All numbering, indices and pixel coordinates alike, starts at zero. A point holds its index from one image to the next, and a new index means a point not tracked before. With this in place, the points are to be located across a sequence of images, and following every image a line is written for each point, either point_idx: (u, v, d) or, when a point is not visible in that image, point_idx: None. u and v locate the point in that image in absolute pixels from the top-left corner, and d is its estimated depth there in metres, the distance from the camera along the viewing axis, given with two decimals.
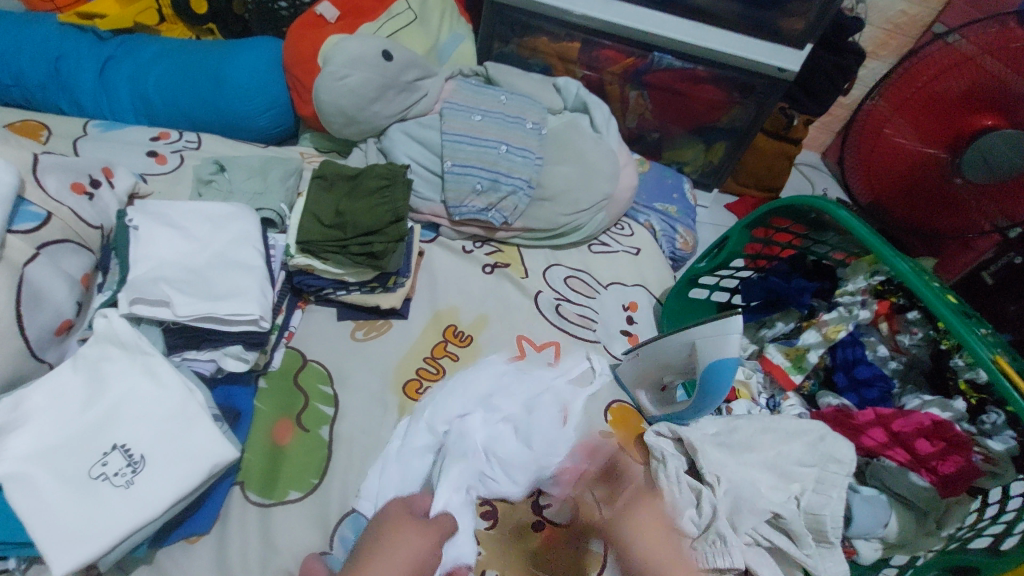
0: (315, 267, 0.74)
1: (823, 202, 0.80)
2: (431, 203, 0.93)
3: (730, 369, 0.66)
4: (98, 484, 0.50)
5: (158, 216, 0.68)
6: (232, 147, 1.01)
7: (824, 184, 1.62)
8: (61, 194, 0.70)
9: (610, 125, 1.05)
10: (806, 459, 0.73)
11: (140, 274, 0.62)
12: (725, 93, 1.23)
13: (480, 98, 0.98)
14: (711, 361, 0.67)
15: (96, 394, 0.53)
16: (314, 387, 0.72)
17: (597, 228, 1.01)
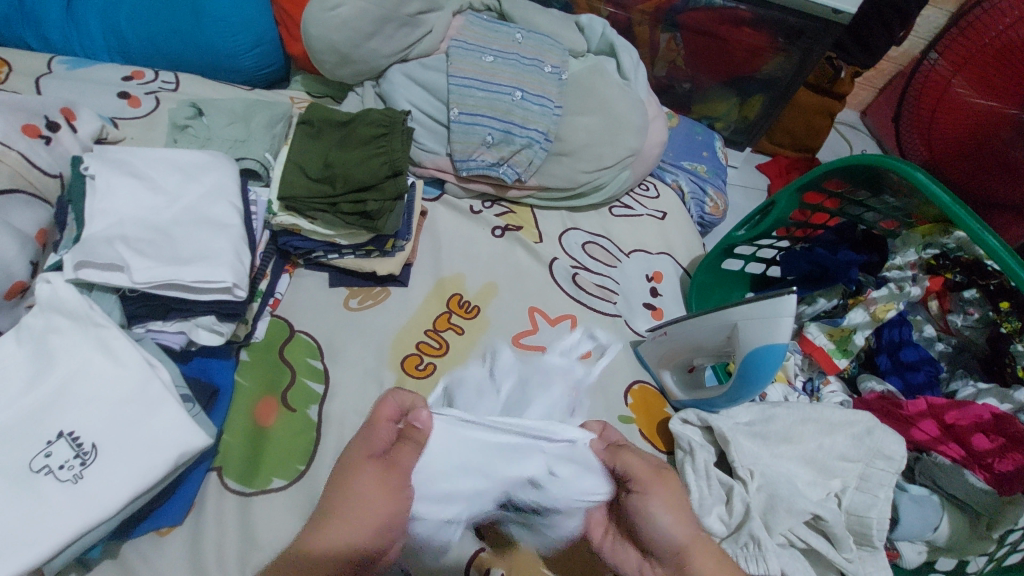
0: (302, 228, 0.66)
1: (895, 163, 0.68)
2: (436, 156, 0.83)
3: (777, 356, 0.58)
4: (40, 478, 0.43)
5: (118, 162, 0.58)
6: (213, 90, 0.90)
7: (863, 145, 1.48)
8: (9, 137, 0.61)
9: (639, 72, 0.93)
10: (850, 454, 0.65)
11: (94, 231, 0.53)
12: (769, 39, 1.09)
13: (493, 36, 0.86)
14: (755, 348, 0.59)
15: (41, 371, 0.46)
16: (302, 361, 0.64)
17: (621, 189, 0.91)
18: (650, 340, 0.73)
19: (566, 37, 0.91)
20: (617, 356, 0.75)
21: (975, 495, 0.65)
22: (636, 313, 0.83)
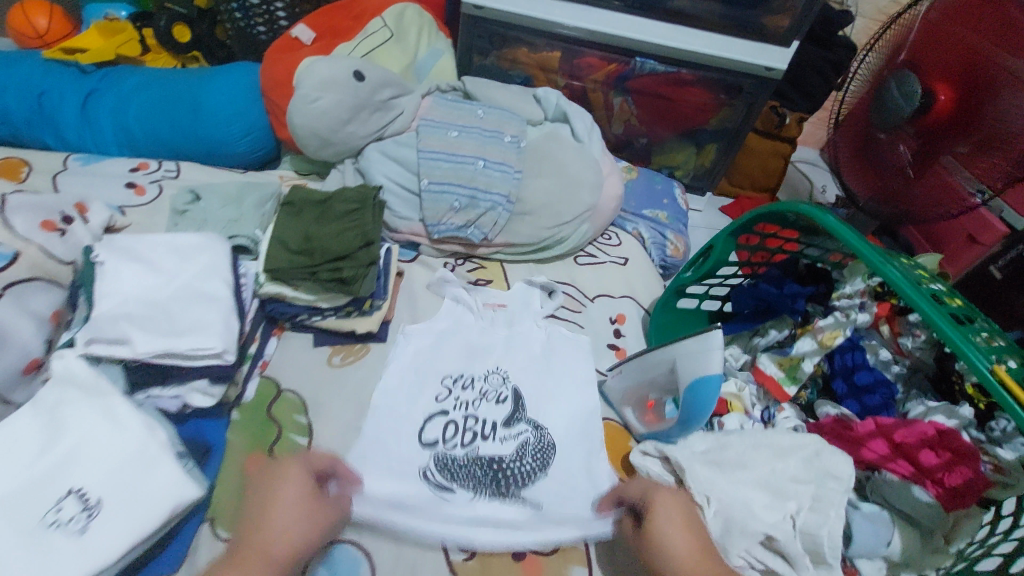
0: (286, 295, 0.73)
1: (807, 208, 0.75)
2: (410, 222, 0.91)
3: (714, 384, 0.64)
4: (51, 532, 0.48)
5: (124, 250, 0.67)
6: (211, 175, 0.99)
7: (823, 181, 1.61)
8: (30, 233, 0.70)
9: (592, 134, 1.03)
10: (801, 475, 0.70)
11: (103, 311, 0.61)
12: (713, 96, 1.20)
13: (457, 113, 0.97)
14: (694, 378, 0.66)
15: (55, 435, 0.52)
16: (288, 417, 0.70)
17: (582, 241, 0.98)
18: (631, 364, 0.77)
19: (524, 110, 1.02)
20: (575, 392, 0.80)
21: (923, 509, 0.68)
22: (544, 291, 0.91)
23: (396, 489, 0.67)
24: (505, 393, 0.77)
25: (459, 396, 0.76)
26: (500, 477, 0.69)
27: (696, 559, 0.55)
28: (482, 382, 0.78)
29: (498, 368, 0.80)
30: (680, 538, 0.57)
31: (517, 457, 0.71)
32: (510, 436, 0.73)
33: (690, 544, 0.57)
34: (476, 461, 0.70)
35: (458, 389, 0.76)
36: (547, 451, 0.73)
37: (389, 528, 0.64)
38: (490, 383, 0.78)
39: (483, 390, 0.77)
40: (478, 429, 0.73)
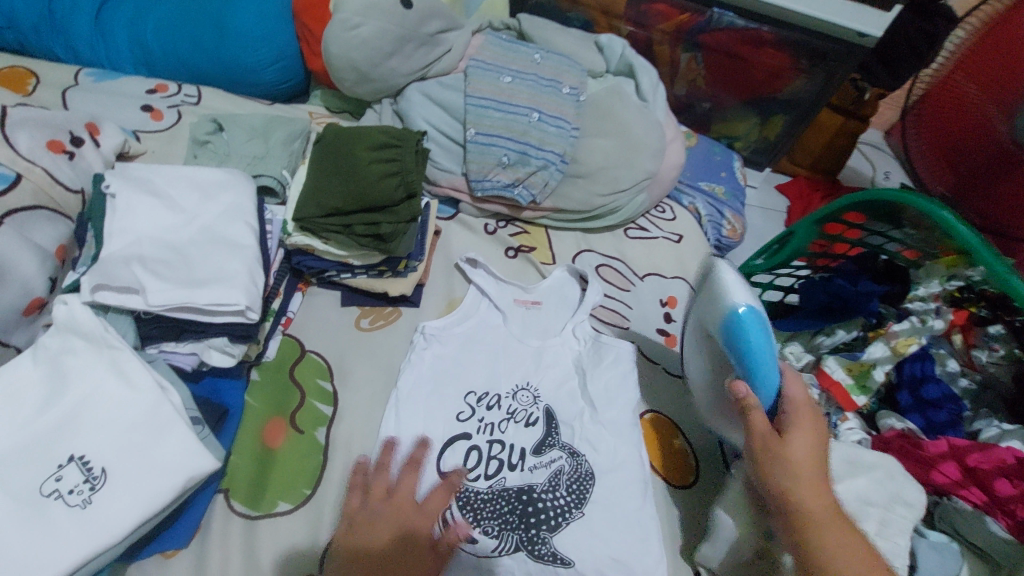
0: (316, 248, 0.65)
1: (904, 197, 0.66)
2: (451, 176, 0.82)
3: (752, 326, 0.53)
4: (50, 503, 0.43)
5: (137, 180, 0.60)
6: (234, 104, 0.90)
7: (886, 166, 1.48)
8: (34, 153, 0.62)
9: (657, 92, 0.92)
10: (867, 495, 0.64)
11: (114, 251, 0.55)
12: (792, 60, 1.07)
13: (511, 56, 0.86)
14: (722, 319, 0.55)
15: (56, 391, 0.46)
16: (312, 382, 0.65)
17: (637, 211, 0.89)
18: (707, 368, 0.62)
19: (584, 58, 0.91)
20: (629, 378, 0.71)
21: (997, 544, 0.62)
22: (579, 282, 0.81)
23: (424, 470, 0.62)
24: (537, 413, 0.68)
25: (484, 416, 0.67)
26: (530, 515, 0.61)
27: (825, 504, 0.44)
28: (510, 400, 0.68)
29: (527, 386, 0.70)
30: (806, 475, 0.45)
31: (549, 488, 0.63)
32: (542, 465, 0.65)
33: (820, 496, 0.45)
34: (502, 495, 0.62)
35: (484, 411, 0.67)
36: (584, 483, 0.64)
37: None
38: (518, 402, 0.69)
39: (510, 409, 0.68)
40: (505, 458, 0.65)
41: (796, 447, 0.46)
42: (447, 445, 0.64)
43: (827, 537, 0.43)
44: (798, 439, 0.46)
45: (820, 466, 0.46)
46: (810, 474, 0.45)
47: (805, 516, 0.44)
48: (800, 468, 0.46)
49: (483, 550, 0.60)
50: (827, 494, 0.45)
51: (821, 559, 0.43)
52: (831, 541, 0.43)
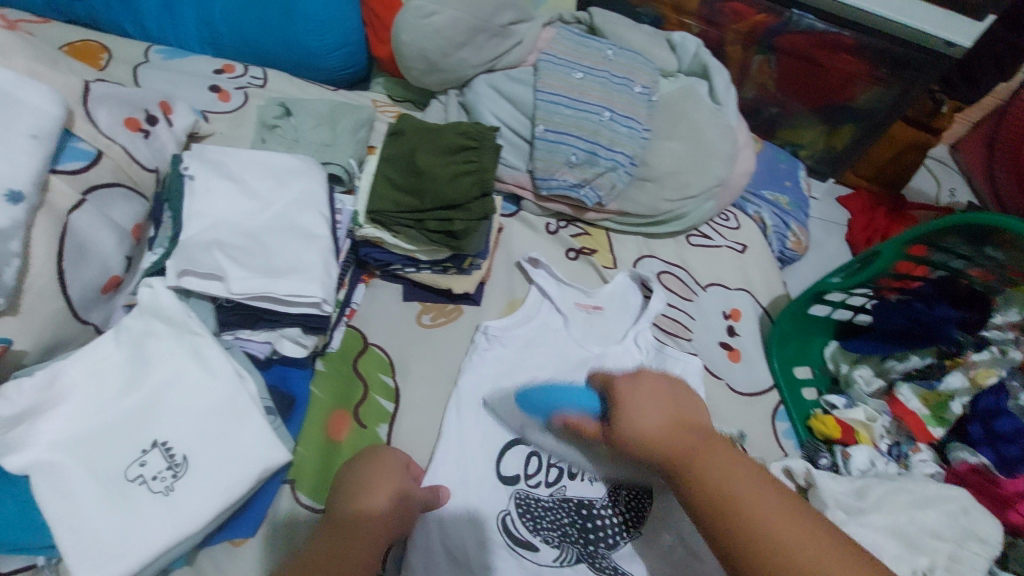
0: (385, 241, 0.64)
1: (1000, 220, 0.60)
2: (516, 172, 0.81)
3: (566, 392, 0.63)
4: (134, 488, 0.43)
5: (215, 163, 0.59)
6: (299, 89, 0.89)
7: (952, 183, 1.40)
8: (113, 130, 0.62)
9: (730, 95, 0.88)
10: (942, 531, 0.61)
11: (192, 234, 0.54)
12: (869, 67, 1.01)
13: (583, 51, 0.83)
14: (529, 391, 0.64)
15: (139, 374, 0.46)
16: (374, 376, 0.64)
17: (702, 218, 0.86)
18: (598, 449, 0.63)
19: (657, 55, 0.87)
20: (693, 395, 0.70)
21: None
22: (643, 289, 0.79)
23: (484, 473, 0.61)
24: None
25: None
26: (590, 529, 0.60)
27: (668, 431, 0.48)
28: None
29: None
30: (656, 420, 0.49)
31: (609, 503, 0.61)
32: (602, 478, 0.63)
33: (660, 421, 0.49)
34: (562, 506, 0.61)
35: None
36: (641, 499, 0.62)
37: (476, 514, 0.59)
38: None
39: None
40: (566, 466, 0.63)
41: (631, 402, 0.51)
42: (507, 449, 0.63)
43: (708, 469, 0.45)
44: (625, 386, 0.52)
45: (679, 418, 0.49)
46: (679, 420, 0.49)
47: (689, 461, 0.46)
48: (647, 414, 0.49)
49: (542, 559, 0.58)
50: (697, 434, 0.48)
51: (720, 498, 0.43)
52: (708, 467, 0.45)
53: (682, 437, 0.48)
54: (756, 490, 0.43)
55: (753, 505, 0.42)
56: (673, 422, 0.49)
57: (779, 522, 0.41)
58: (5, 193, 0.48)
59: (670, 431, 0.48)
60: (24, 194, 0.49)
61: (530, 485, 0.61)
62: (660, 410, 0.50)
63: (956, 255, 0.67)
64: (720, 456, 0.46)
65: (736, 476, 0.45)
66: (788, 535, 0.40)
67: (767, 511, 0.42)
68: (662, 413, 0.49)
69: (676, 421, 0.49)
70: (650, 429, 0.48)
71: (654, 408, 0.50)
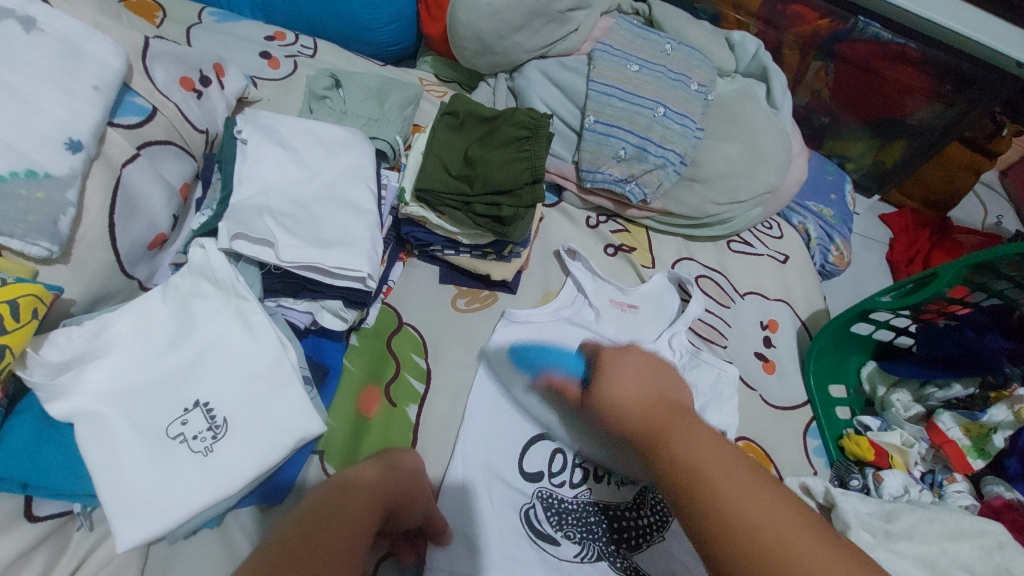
0: (429, 220, 0.63)
1: None
2: (561, 162, 0.79)
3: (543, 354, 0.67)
4: (175, 446, 0.43)
5: (267, 129, 0.59)
6: (348, 62, 0.88)
7: (999, 210, 1.35)
8: (168, 87, 0.62)
9: (788, 101, 0.86)
10: (975, 566, 0.59)
11: (243, 198, 0.54)
12: (933, 82, 0.97)
13: (641, 44, 0.81)
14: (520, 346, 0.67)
15: (184, 333, 0.46)
16: (407, 356, 0.64)
17: (746, 225, 0.84)
18: (582, 433, 0.61)
19: (716, 54, 0.85)
20: (727, 401, 0.68)
21: None
22: (680, 292, 0.77)
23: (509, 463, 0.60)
24: None
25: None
26: (613, 530, 0.59)
27: (643, 401, 0.46)
28: None
29: None
30: (633, 388, 0.47)
31: (633, 506, 0.61)
32: (627, 479, 0.62)
33: (640, 389, 0.47)
34: (585, 505, 0.60)
35: None
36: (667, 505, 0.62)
37: (499, 503, 0.58)
38: None
39: None
40: (591, 465, 0.62)
41: (620, 370, 0.49)
42: (533, 442, 0.63)
43: (678, 445, 0.42)
44: (619, 359, 0.51)
45: (659, 395, 0.47)
46: (660, 391, 0.47)
47: (666, 436, 0.42)
48: (627, 384, 0.47)
49: (564, 554, 0.58)
50: (673, 412, 0.45)
51: (684, 471, 0.40)
52: (683, 441, 0.41)
53: (646, 404, 0.45)
54: (737, 474, 0.39)
55: (732, 489, 0.38)
56: (651, 389, 0.47)
57: (732, 474, 0.39)
58: (64, 140, 0.48)
59: (639, 397, 0.46)
60: (83, 144, 0.49)
61: (551, 483, 0.61)
62: (646, 376, 0.49)
63: (1008, 283, 0.65)
64: (710, 443, 0.42)
65: (711, 454, 0.41)
66: (742, 506, 0.37)
67: (743, 494, 0.38)
68: (647, 380, 0.48)
69: (658, 390, 0.47)
70: (617, 394, 0.47)
71: (638, 373, 0.48)
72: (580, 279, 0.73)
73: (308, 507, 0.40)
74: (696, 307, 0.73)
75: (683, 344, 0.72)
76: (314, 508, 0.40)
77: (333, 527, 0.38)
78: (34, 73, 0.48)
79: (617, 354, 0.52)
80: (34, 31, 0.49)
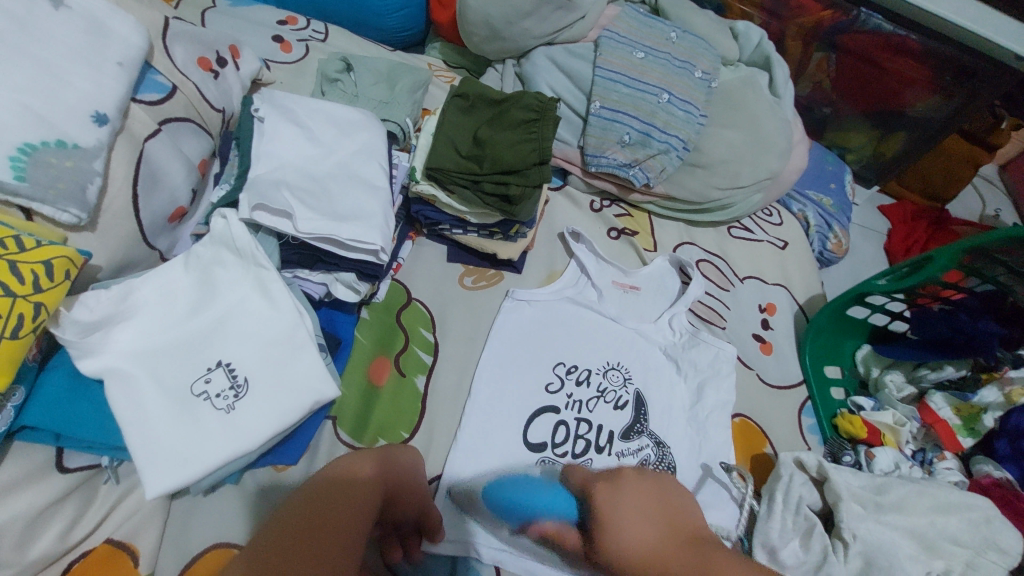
0: (438, 199, 0.65)
1: None
2: (566, 147, 0.81)
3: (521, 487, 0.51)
4: (199, 403, 0.45)
5: (283, 108, 0.61)
6: (358, 46, 0.90)
7: (997, 203, 1.36)
8: (187, 67, 0.64)
9: (789, 90, 0.87)
10: (962, 538, 0.61)
11: (260, 173, 0.56)
12: (933, 74, 0.99)
13: (647, 31, 0.82)
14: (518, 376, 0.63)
15: (207, 298, 0.49)
16: (416, 330, 0.66)
17: (746, 211, 0.86)
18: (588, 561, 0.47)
19: (720, 43, 0.87)
20: (724, 379, 0.70)
21: None
22: (681, 274, 0.79)
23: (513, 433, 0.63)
24: (626, 396, 0.68)
25: (573, 392, 0.67)
26: None
27: (656, 550, 0.35)
28: (600, 378, 0.68)
29: (619, 366, 0.70)
30: (641, 526, 0.37)
31: None
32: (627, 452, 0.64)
33: (649, 534, 0.36)
34: None
35: (574, 385, 0.67)
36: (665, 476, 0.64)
37: (504, 470, 0.60)
38: (609, 380, 0.68)
39: (601, 388, 0.68)
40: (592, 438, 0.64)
41: (622, 517, 0.37)
42: (537, 415, 0.65)
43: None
44: (626, 486, 0.40)
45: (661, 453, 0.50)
46: (673, 531, 0.37)
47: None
48: (631, 531, 0.36)
49: None
50: (695, 551, 0.36)
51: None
52: (710, 569, 0.35)
53: (659, 551, 0.35)
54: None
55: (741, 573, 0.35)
56: (657, 519, 0.37)
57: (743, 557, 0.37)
58: (91, 113, 0.50)
59: (650, 546, 0.36)
60: (109, 117, 0.51)
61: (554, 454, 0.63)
62: (655, 512, 0.38)
63: (1003, 270, 0.66)
64: (731, 564, 0.36)
65: (732, 567, 0.35)
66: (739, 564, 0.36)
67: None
68: (656, 527, 0.37)
69: (671, 526, 0.38)
70: (620, 550, 0.35)
71: (644, 511, 0.37)
72: (584, 260, 0.75)
73: (296, 506, 0.37)
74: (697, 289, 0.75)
75: (683, 324, 0.74)
76: (302, 510, 0.37)
77: (335, 508, 0.37)
78: (62, 48, 0.50)
79: (619, 487, 0.40)
80: (62, 8, 0.51)
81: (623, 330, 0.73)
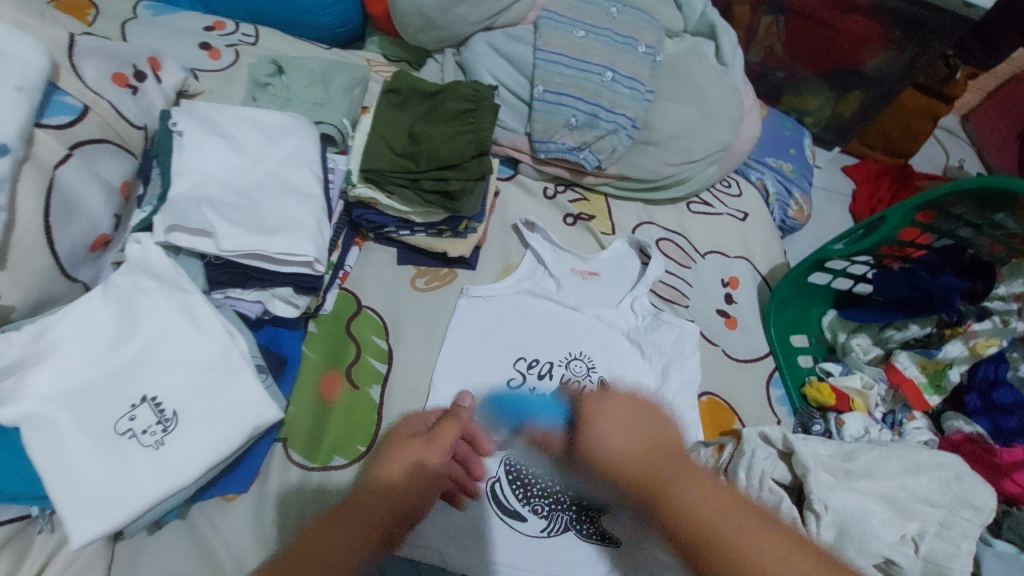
0: (378, 201, 0.63)
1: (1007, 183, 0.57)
2: (514, 135, 0.79)
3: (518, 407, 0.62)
4: (125, 441, 0.43)
5: (203, 119, 0.58)
6: (292, 47, 0.86)
7: (961, 154, 1.36)
8: (99, 84, 0.60)
9: (738, 58, 0.86)
10: (934, 498, 0.61)
11: (180, 191, 0.53)
12: (883, 29, 0.97)
13: (586, 8, 0.80)
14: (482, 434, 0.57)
15: (128, 328, 0.46)
16: (367, 338, 0.64)
17: (703, 185, 0.84)
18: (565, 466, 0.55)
19: (664, 14, 0.84)
20: (688, 358, 0.70)
21: None
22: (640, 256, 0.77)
23: None
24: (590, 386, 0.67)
25: (535, 386, 0.65)
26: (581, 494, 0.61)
27: (635, 454, 0.40)
28: (563, 369, 0.67)
29: (582, 355, 0.69)
30: (622, 438, 0.41)
31: None
32: None
33: (631, 443, 0.40)
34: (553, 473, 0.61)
35: (536, 379, 0.66)
36: None
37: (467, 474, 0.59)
38: (572, 371, 0.67)
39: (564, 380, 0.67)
40: None
41: (604, 426, 0.41)
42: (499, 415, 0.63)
43: (679, 492, 0.39)
44: (608, 401, 0.43)
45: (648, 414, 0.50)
46: (652, 440, 0.41)
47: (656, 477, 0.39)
48: (616, 439, 0.41)
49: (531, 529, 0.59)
50: (669, 456, 0.40)
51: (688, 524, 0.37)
52: (680, 484, 0.39)
53: (635, 447, 0.40)
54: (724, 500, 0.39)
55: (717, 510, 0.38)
56: (631, 425, 0.41)
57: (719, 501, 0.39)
58: None
59: (628, 443, 0.41)
60: (9, 147, 0.48)
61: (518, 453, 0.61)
62: (633, 433, 0.41)
63: (961, 225, 0.65)
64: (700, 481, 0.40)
65: (705, 495, 0.39)
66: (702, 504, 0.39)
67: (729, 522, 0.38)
68: (638, 440, 0.41)
69: (647, 439, 0.41)
70: (596, 442, 0.41)
71: (626, 425, 0.41)
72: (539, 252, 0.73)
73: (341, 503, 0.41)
74: (655, 270, 0.73)
75: (645, 307, 0.73)
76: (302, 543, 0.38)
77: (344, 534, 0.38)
78: None
79: (606, 400, 0.43)
80: None
81: (583, 318, 0.71)
